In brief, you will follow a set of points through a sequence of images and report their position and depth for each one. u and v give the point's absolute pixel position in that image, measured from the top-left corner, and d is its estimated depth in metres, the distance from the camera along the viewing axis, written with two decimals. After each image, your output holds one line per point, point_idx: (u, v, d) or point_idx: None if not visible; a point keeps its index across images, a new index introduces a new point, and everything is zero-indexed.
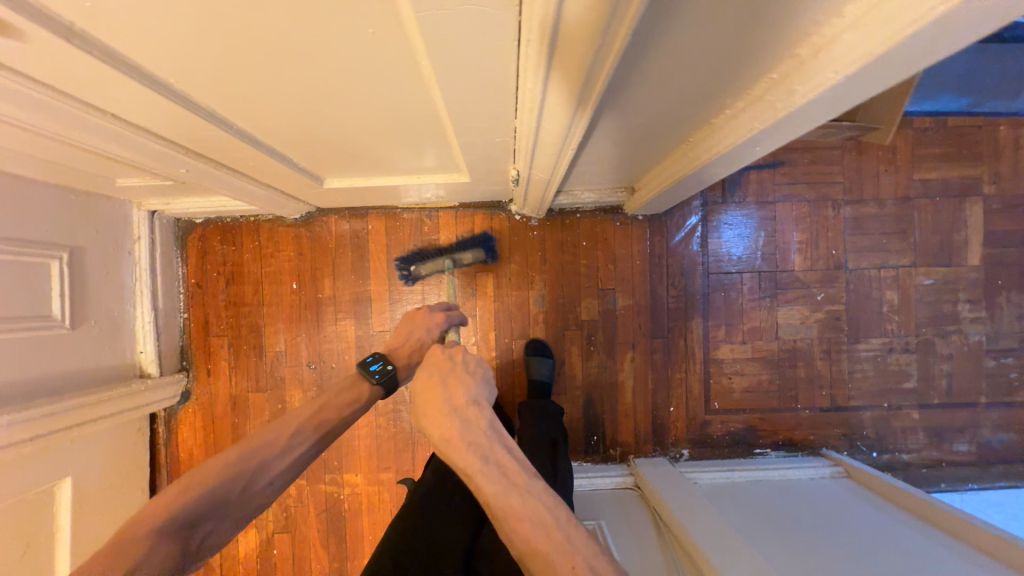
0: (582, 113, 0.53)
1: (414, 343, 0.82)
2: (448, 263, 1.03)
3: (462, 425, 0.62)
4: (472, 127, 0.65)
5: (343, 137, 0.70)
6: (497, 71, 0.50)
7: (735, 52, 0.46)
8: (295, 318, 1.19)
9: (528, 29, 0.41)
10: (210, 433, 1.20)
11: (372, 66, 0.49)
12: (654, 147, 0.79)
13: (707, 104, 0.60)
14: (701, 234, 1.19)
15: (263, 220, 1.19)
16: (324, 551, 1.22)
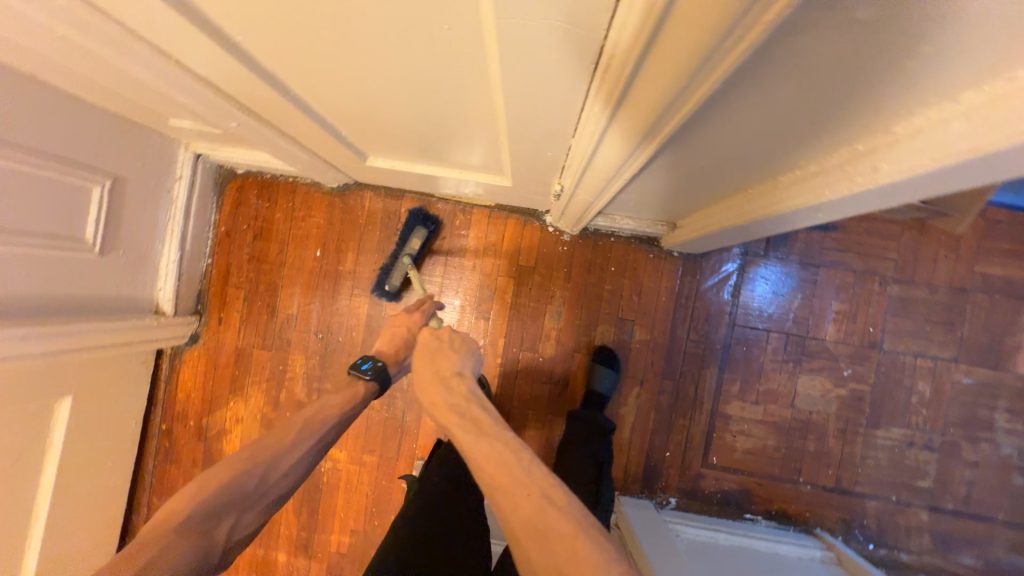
0: (644, 148, 0.50)
1: (402, 343, 0.86)
2: (402, 257, 1.08)
3: (444, 390, 0.66)
4: (527, 137, 0.63)
5: (396, 122, 0.69)
6: (566, 88, 0.47)
7: (824, 114, 0.43)
8: (313, 285, 1.19)
9: (612, 52, 0.39)
10: (210, 379, 1.22)
11: (441, 60, 0.47)
12: (708, 190, 0.76)
13: (777, 159, 0.56)
14: (734, 282, 1.15)
15: (301, 183, 1.19)
16: (295, 518, 1.22)
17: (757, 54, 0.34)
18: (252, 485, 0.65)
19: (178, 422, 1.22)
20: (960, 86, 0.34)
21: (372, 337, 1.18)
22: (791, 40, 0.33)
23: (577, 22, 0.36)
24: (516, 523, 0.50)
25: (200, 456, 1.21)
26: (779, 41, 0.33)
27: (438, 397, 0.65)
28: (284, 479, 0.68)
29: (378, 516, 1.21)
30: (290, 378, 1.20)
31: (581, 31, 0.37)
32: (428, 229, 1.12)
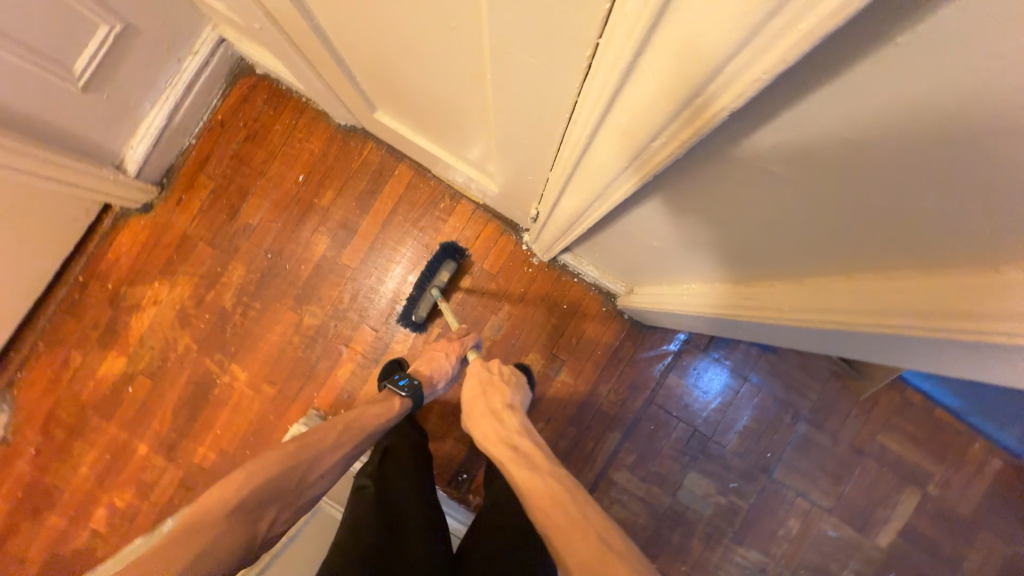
0: (605, 198, 0.54)
1: (439, 366, 0.93)
2: (434, 292, 1.10)
3: (496, 423, 0.80)
4: (514, 151, 0.66)
5: (406, 89, 0.71)
6: (548, 118, 0.51)
7: (806, 215, 0.43)
8: (283, 205, 1.18)
9: (601, 84, 0.38)
10: (146, 251, 1.19)
11: (447, 35, 0.48)
12: (668, 263, 0.78)
13: (730, 253, 0.62)
14: (666, 363, 1.19)
15: (311, 106, 1.19)
16: (171, 418, 1.17)
17: (769, 109, 0.34)
18: (294, 483, 0.67)
19: (96, 280, 1.18)
20: (955, 226, 0.34)
21: (319, 277, 1.18)
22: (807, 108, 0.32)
23: (574, 36, 0.37)
24: (571, 558, 0.53)
25: (104, 320, 1.18)
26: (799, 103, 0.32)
27: (492, 429, 0.80)
28: (321, 479, 0.70)
29: (251, 448, 1.17)
30: (224, 281, 1.18)
31: (574, 50, 0.38)
32: (456, 263, 1.14)
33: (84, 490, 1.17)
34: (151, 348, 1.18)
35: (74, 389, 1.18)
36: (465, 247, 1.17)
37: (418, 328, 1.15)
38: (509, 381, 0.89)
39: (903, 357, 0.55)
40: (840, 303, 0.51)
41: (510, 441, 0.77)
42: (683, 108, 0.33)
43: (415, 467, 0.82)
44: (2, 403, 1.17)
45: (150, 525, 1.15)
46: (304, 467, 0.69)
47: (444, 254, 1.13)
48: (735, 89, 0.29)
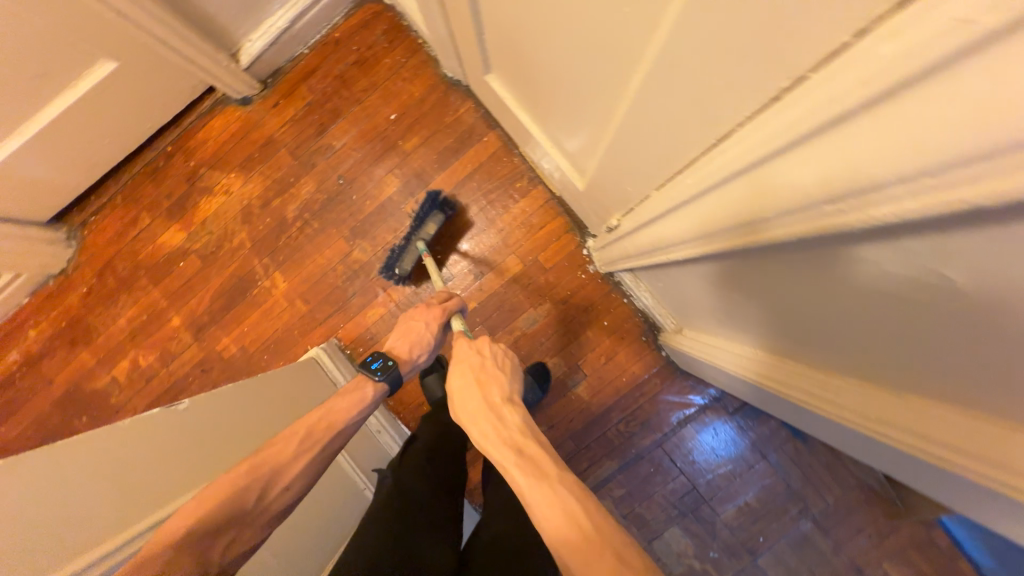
0: (696, 243, 0.52)
1: (418, 340, 0.84)
2: (419, 244, 1.08)
3: (495, 420, 0.63)
4: (623, 159, 0.63)
5: (535, 62, 0.69)
6: (680, 142, 0.48)
7: (840, 327, 0.47)
8: (368, 137, 1.19)
9: (720, 162, 0.42)
10: (231, 142, 1.22)
11: (605, 24, 0.45)
12: (725, 323, 0.76)
13: (786, 335, 0.60)
14: (687, 413, 1.14)
15: (424, 50, 1.18)
16: (207, 302, 1.23)
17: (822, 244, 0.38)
18: (252, 504, 0.57)
19: (182, 155, 1.24)
20: (982, 383, 0.35)
21: (379, 217, 1.19)
22: (853, 254, 0.36)
23: (749, 75, 0.34)
24: None
25: (177, 193, 1.23)
26: (844, 246, 0.36)
27: (489, 427, 0.63)
28: (285, 492, 0.60)
29: (269, 355, 1.21)
30: (293, 192, 1.21)
31: (743, 89, 0.36)
32: (443, 216, 1.11)
33: (116, 340, 1.25)
34: (209, 233, 1.22)
35: (134, 248, 1.25)
36: (456, 201, 1.15)
37: (399, 280, 1.14)
38: (504, 367, 0.73)
39: (910, 474, 0.57)
40: (850, 403, 0.54)
41: (515, 442, 0.60)
42: (761, 219, 0.38)
43: (438, 461, 0.86)
44: (72, 239, 1.26)
45: (162, 391, 1.22)
46: (261, 481, 0.59)
47: (429, 205, 1.11)
48: (823, 220, 0.31)
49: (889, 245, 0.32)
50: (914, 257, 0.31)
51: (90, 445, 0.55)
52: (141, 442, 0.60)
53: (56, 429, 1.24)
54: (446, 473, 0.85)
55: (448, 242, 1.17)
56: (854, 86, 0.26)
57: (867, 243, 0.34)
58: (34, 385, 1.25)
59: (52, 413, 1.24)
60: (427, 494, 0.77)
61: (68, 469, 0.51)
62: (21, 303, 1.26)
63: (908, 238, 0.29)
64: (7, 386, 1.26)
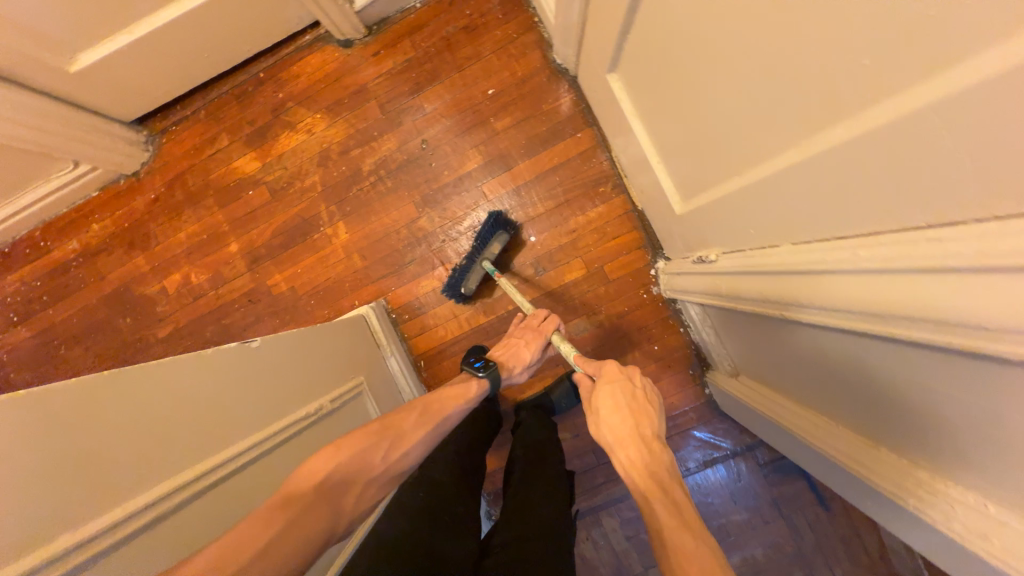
0: (827, 312, 0.52)
1: (513, 353, 0.90)
2: (488, 266, 1.06)
3: (644, 451, 0.61)
4: (757, 207, 0.62)
5: (685, 85, 0.67)
6: (848, 217, 0.47)
7: (881, 406, 0.55)
8: (461, 106, 1.16)
9: (834, 255, 0.50)
10: (323, 83, 1.20)
11: (808, 76, 0.43)
12: (789, 380, 0.79)
13: (864, 415, 0.60)
14: (714, 454, 1.13)
15: (538, 30, 1.14)
16: (268, 236, 1.23)
17: (897, 344, 0.46)
18: (375, 461, 0.60)
19: (272, 84, 1.22)
20: None
21: (455, 190, 1.17)
22: (916, 359, 0.44)
23: (960, 189, 0.34)
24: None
25: (259, 122, 1.23)
26: (913, 351, 0.44)
27: (636, 456, 0.60)
28: (401, 459, 0.63)
29: (317, 302, 1.22)
30: (373, 146, 1.19)
31: (946, 194, 0.35)
32: (507, 236, 1.10)
33: (172, 252, 1.26)
34: (283, 169, 1.22)
35: (208, 166, 1.25)
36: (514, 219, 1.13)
37: (462, 298, 1.13)
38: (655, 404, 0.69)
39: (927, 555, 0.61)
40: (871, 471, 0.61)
41: (657, 477, 0.57)
42: (857, 309, 0.47)
43: (460, 457, 0.90)
44: (149, 143, 1.27)
45: (207, 311, 1.25)
46: (383, 443, 0.62)
47: (495, 224, 1.08)
48: None
49: (951, 363, 0.40)
50: (967, 379, 0.39)
51: (169, 373, 0.55)
52: (208, 376, 0.60)
53: (101, 324, 1.27)
54: (467, 466, 0.89)
55: (507, 257, 1.15)
56: (988, 252, 0.33)
57: (940, 359, 0.41)
58: (87, 277, 1.28)
59: (99, 308, 1.28)
60: (451, 486, 0.80)
61: (141, 397, 0.50)
62: (90, 195, 1.28)
63: (980, 369, 0.37)
64: (61, 272, 1.29)
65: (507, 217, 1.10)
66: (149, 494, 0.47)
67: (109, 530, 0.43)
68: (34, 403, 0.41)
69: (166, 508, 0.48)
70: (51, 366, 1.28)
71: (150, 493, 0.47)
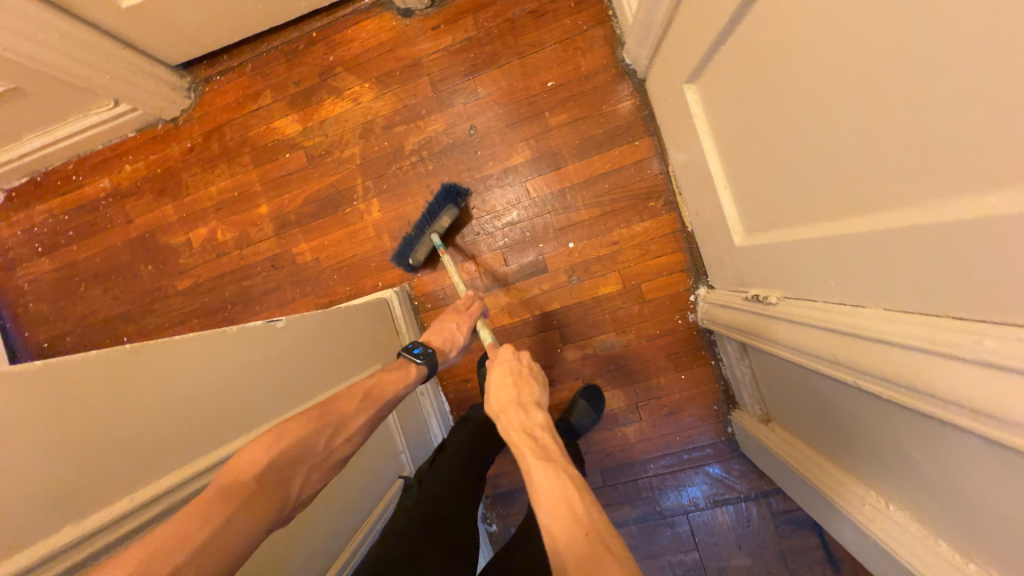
0: (905, 389, 0.48)
1: (449, 337, 0.83)
2: (434, 239, 1.04)
3: (520, 413, 0.60)
4: (827, 261, 0.57)
5: (775, 115, 0.61)
6: (947, 296, 0.42)
7: (942, 493, 0.51)
8: (516, 96, 1.10)
9: (923, 334, 0.45)
10: (377, 52, 1.15)
11: (953, 131, 0.37)
12: (823, 437, 0.75)
13: (915, 497, 0.56)
14: (725, 495, 1.09)
15: (610, 24, 1.07)
16: (299, 202, 1.20)
17: (990, 443, 0.41)
18: (321, 447, 0.55)
19: (324, 47, 1.17)
20: None
21: (497, 182, 1.11)
22: (1011, 464, 0.40)
23: None
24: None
25: (305, 84, 1.18)
26: (1012, 457, 0.39)
27: (513, 419, 0.59)
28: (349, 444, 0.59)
29: (341, 277, 1.19)
30: (419, 125, 1.14)
31: None
32: (457, 208, 1.07)
33: (201, 206, 1.23)
34: (324, 136, 1.18)
35: (248, 122, 1.21)
36: (468, 191, 1.10)
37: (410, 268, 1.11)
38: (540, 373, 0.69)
39: None
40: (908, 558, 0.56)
41: (537, 438, 0.56)
42: (949, 398, 0.42)
43: (464, 474, 0.84)
44: (192, 91, 1.24)
45: (229, 271, 1.23)
46: (328, 430, 0.57)
47: (443, 194, 1.04)
48: None
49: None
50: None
51: (184, 353, 0.51)
52: (227, 357, 0.57)
53: (123, 267, 1.26)
54: (469, 487, 0.83)
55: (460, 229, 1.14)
56: None
57: None
58: (113, 217, 1.26)
59: (123, 251, 1.26)
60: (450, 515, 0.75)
61: (153, 378, 0.47)
62: (126, 136, 1.26)
63: None
64: (90, 209, 1.27)
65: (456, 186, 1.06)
66: (152, 489, 0.44)
67: (103, 530, 0.40)
68: (30, 383, 0.37)
69: (167, 504, 0.45)
70: (70, 302, 1.27)
71: (154, 487, 0.44)
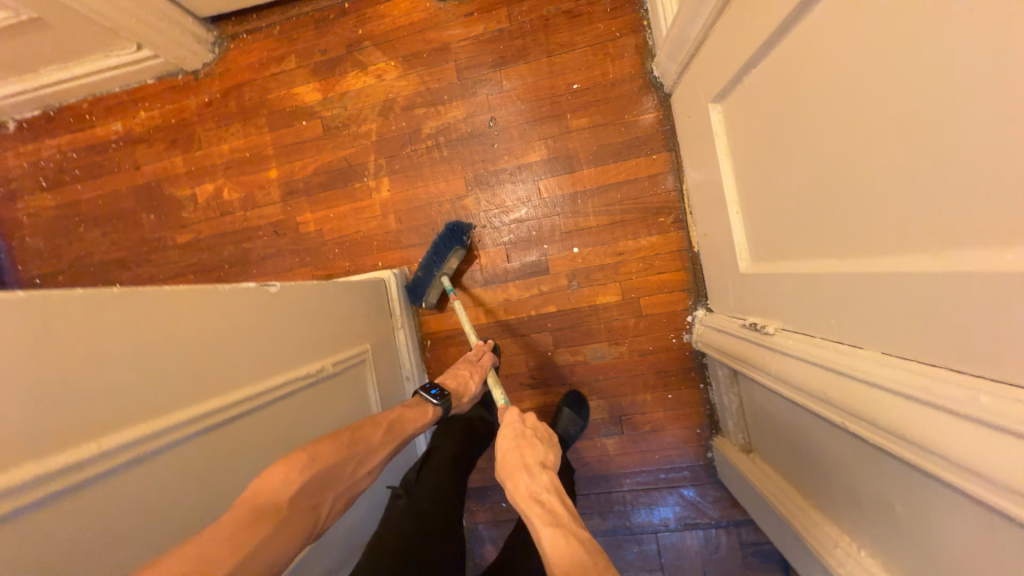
0: (889, 433, 0.48)
1: (463, 384, 0.85)
2: (445, 281, 1.05)
3: (528, 478, 0.59)
4: (827, 296, 0.57)
5: (795, 145, 0.61)
6: (939, 345, 0.43)
7: (915, 543, 0.51)
8: (540, 94, 1.09)
9: (916, 381, 0.44)
10: (406, 32, 1.14)
11: (976, 178, 0.37)
12: (802, 472, 0.74)
13: (886, 544, 0.56)
14: (696, 519, 1.08)
15: (643, 34, 1.06)
16: (309, 171, 1.19)
17: (972, 500, 0.41)
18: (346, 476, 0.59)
19: (354, 19, 1.16)
20: None
21: (510, 177, 1.11)
22: (992, 524, 0.40)
23: None
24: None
25: (331, 54, 1.17)
26: (991, 513, 0.39)
27: (522, 486, 0.58)
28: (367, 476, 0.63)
29: (342, 251, 1.18)
30: (439, 110, 1.13)
31: None
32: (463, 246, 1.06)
33: (211, 162, 1.22)
34: (343, 109, 1.17)
35: (268, 84, 1.20)
36: (470, 225, 1.09)
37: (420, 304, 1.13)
38: (546, 435, 0.69)
39: None
40: None
41: (543, 502, 0.56)
42: (936, 450, 0.42)
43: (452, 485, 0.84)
44: (216, 45, 1.22)
45: (230, 230, 1.22)
46: (353, 460, 0.61)
47: (450, 234, 1.04)
48: None
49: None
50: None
51: (171, 305, 0.50)
52: (216, 316, 0.56)
53: (124, 212, 1.25)
54: (455, 493, 0.84)
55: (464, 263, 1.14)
56: None
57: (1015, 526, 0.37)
58: (121, 162, 1.25)
59: (127, 197, 1.25)
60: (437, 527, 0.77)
61: (137, 326, 0.46)
62: (144, 82, 1.24)
63: None
64: (98, 151, 1.26)
65: (461, 225, 1.05)
66: (119, 438, 0.43)
67: (61, 474, 0.39)
68: (4, 309, 0.37)
69: (133, 456, 0.44)
70: (67, 241, 1.26)
71: (121, 437, 0.43)
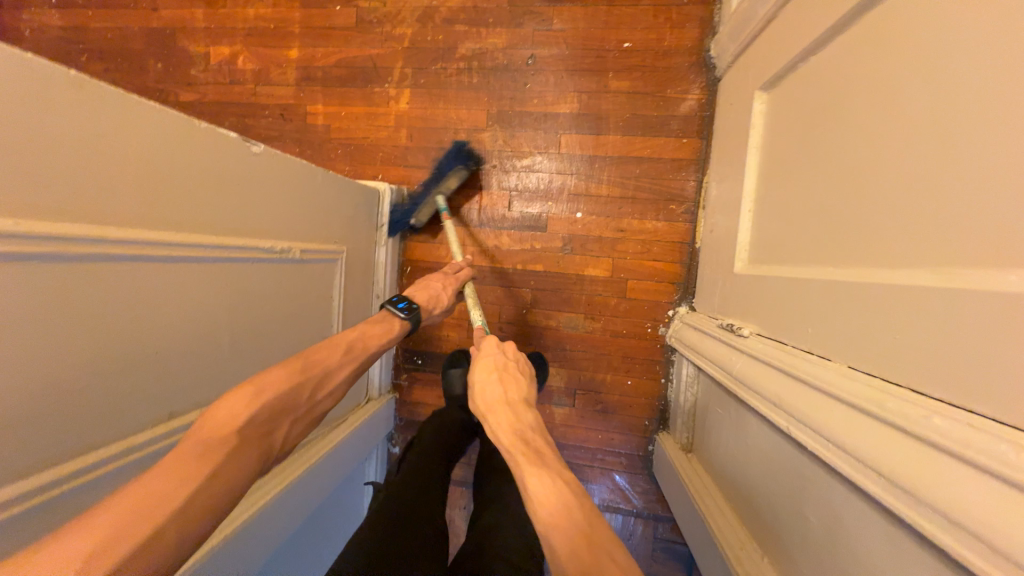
0: (828, 443, 0.47)
1: (434, 294, 0.83)
2: (439, 201, 1.01)
3: (510, 413, 0.58)
4: (811, 305, 0.56)
5: (823, 147, 0.58)
6: (902, 366, 0.42)
7: (815, 554, 0.51)
8: (589, 45, 1.03)
9: (868, 396, 0.44)
10: None
11: (998, 197, 0.35)
12: (730, 476, 0.75)
13: (790, 556, 0.57)
14: (619, 504, 1.10)
15: (711, 9, 0.99)
16: (331, 61, 1.12)
17: (892, 518, 0.41)
18: (304, 400, 0.58)
19: None
20: None
21: (534, 123, 1.06)
22: (900, 545, 0.40)
23: None
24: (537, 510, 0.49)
25: None
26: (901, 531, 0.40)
27: (502, 420, 0.57)
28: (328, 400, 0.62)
29: (345, 154, 1.14)
30: (482, 32, 1.06)
31: None
32: (466, 170, 1.03)
33: (232, 24, 1.15)
34: (383, 4, 1.10)
35: None
36: (479, 158, 1.05)
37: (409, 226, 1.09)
38: (526, 372, 0.67)
39: None
40: None
41: (530, 440, 0.55)
42: (868, 465, 0.42)
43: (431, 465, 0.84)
44: None
45: (237, 101, 1.16)
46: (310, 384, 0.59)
47: (456, 151, 1.02)
48: None
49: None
50: None
51: (143, 121, 0.48)
52: (188, 152, 0.54)
53: (132, 54, 1.18)
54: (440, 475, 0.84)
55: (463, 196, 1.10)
56: None
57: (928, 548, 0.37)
58: None
59: (137, 38, 1.18)
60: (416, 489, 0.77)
61: (96, 122, 0.44)
62: None
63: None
64: None
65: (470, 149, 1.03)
66: (53, 228, 0.41)
67: None
68: None
69: (68, 252, 0.43)
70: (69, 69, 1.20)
71: (62, 228, 0.42)
